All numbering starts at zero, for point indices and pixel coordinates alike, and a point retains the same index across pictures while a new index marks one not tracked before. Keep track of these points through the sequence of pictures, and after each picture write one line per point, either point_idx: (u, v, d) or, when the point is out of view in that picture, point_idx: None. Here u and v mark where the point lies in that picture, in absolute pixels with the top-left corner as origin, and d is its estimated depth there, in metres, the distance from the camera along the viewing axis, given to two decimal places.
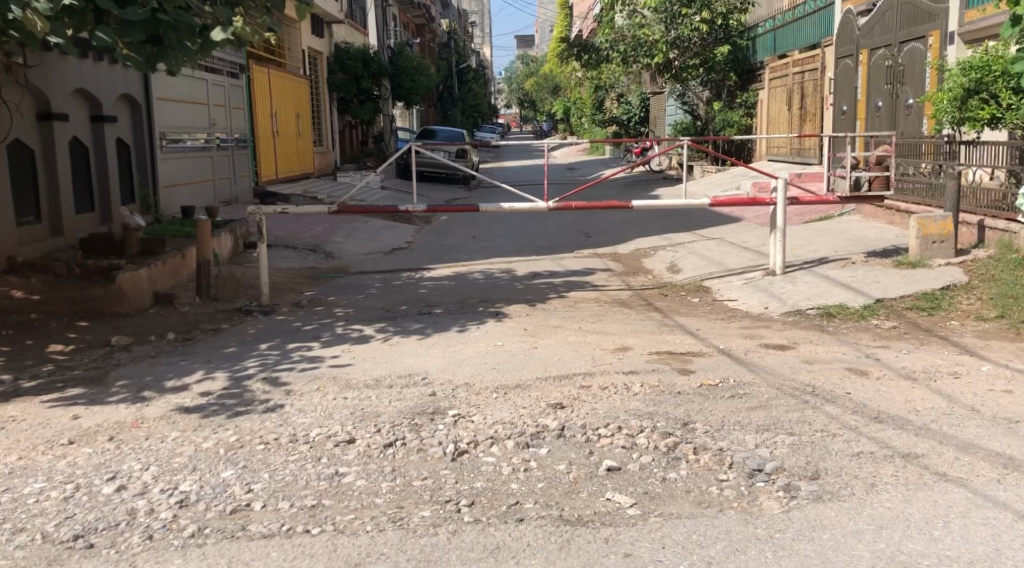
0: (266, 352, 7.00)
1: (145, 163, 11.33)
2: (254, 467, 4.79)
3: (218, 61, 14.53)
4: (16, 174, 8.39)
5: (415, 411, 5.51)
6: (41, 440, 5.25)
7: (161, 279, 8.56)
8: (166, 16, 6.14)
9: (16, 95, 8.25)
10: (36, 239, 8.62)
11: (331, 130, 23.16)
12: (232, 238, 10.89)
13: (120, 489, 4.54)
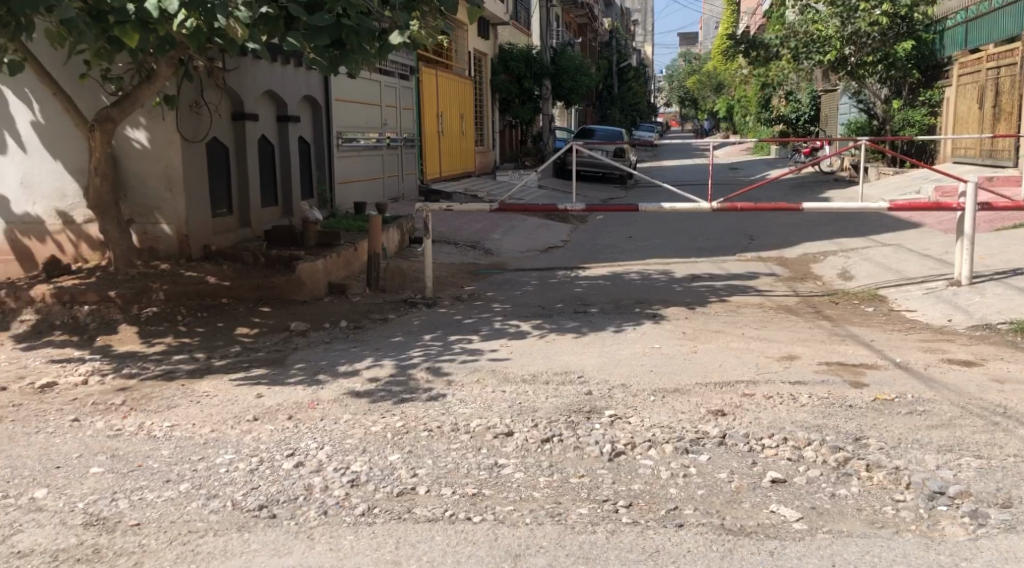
0: (429, 343, 7.25)
1: (323, 161, 11.94)
2: (419, 452, 4.99)
3: (391, 63, 15.12)
4: (213, 169, 9.05)
5: (572, 409, 5.58)
6: (230, 414, 5.68)
7: (334, 269, 9.01)
8: (349, 21, 6.39)
9: (216, 96, 8.90)
10: (228, 230, 9.26)
11: (492, 129, 23.62)
12: (399, 233, 11.31)
13: (298, 465, 4.84)
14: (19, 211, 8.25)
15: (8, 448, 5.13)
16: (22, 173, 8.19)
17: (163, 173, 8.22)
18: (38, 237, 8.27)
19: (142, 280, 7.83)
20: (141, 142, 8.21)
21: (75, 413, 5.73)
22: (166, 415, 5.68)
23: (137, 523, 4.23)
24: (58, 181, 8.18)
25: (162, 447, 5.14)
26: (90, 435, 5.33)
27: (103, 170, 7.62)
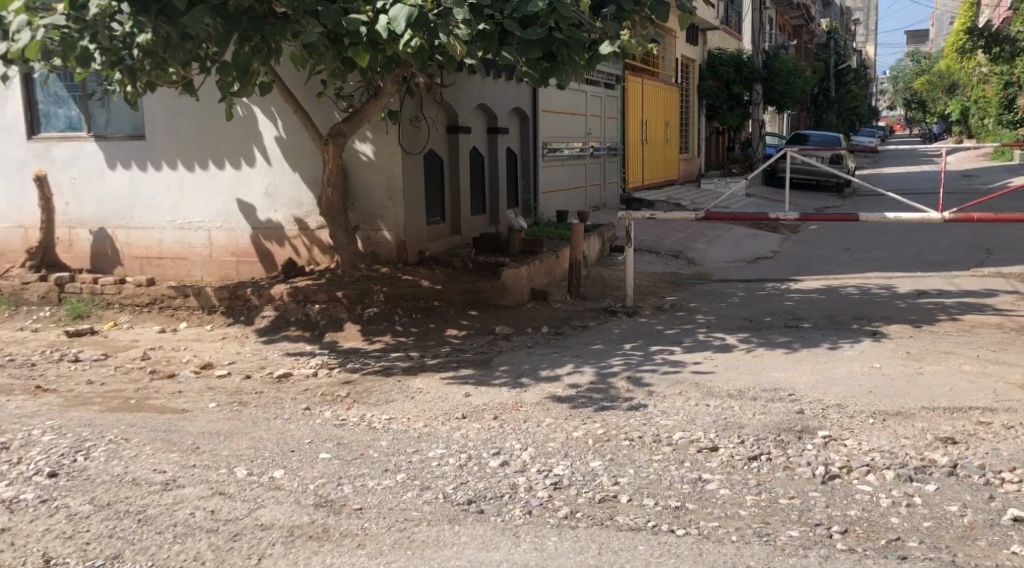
0: (631, 352, 7.23)
1: (529, 170, 12.19)
2: (621, 461, 4.99)
3: (598, 73, 15.21)
4: (429, 179, 9.47)
5: (781, 427, 5.38)
6: (441, 411, 5.93)
7: (538, 276, 9.19)
8: (561, 34, 6.46)
9: (434, 110, 9.31)
10: (441, 237, 9.66)
11: (698, 137, 23.22)
12: (600, 240, 11.35)
13: (504, 464, 4.98)
14: (262, 217, 9.01)
15: (250, 431, 5.63)
16: (266, 183, 8.94)
17: (386, 184, 8.71)
18: (277, 241, 9.00)
19: (365, 282, 8.31)
20: (367, 154, 8.73)
21: (306, 402, 6.20)
22: (384, 409, 6.02)
23: (359, 507, 4.51)
24: (296, 191, 8.86)
25: (381, 438, 5.45)
26: (318, 423, 5.75)
27: (335, 181, 8.18)
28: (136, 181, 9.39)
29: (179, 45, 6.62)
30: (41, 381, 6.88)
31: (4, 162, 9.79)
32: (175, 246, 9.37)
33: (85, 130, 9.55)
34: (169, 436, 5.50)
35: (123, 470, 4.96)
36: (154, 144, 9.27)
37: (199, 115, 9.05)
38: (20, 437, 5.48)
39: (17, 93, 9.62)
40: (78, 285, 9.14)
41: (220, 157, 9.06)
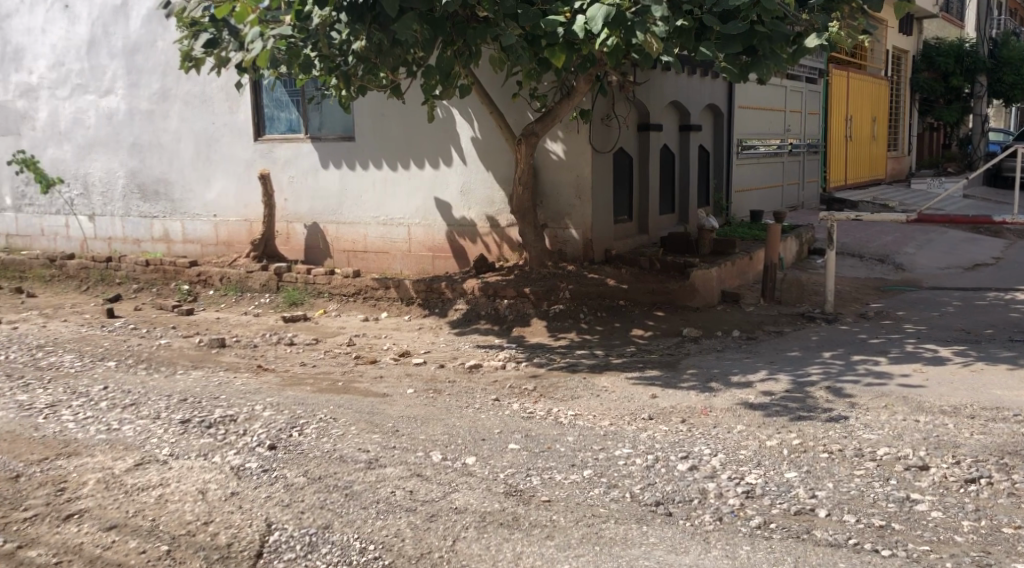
0: (830, 361, 6.90)
1: (722, 169, 11.89)
2: (819, 474, 4.77)
3: (799, 67, 14.60)
4: (619, 178, 9.44)
5: (1004, 449, 4.97)
6: (629, 411, 5.90)
7: (729, 277, 8.94)
8: (762, 27, 6.27)
9: (626, 108, 9.26)
10: (628, 235, 9.61)
11: (909, 133, 21.82)
12: (798, 242, 10.89)
13: (693, 468, 4.88)
14: (456, 214, 9.30)
15: (444, 418, 5.84)
16: (462, 182, 9.22)
17: (575, 182, 8.74)
18: (470, 238, 9.26)
19: (552, 279, 8.38)
20: (557, 153, 8.80)
21: (496, 394, 6.34)
22: (571, 404, 6.07)
23: (547, 499, 4.57)
24: (490, 189, 9.07)
25: (568, 433, 5.49)
26: (508, 415, 5.87)
27: (526, 180, 8.31)
28: (345, 179, 9.95)
29: (389, 50, 6.98)
30: (261, 361, 7.45)
31: (233, 162, 10.65)
32: (378, 240, 9.84)
33: (303, 132, 10.21)
34: (372, 418, 5.81)
35: (332, 446, 5.30)
36: (361, 144, 9.78)
37: (403, 116, 9.46)
38: (244, 411, 5.96)
39: (246, 99, 10.42)
40: (294, 275, 9.77)
41: (420, 156, 9.43)
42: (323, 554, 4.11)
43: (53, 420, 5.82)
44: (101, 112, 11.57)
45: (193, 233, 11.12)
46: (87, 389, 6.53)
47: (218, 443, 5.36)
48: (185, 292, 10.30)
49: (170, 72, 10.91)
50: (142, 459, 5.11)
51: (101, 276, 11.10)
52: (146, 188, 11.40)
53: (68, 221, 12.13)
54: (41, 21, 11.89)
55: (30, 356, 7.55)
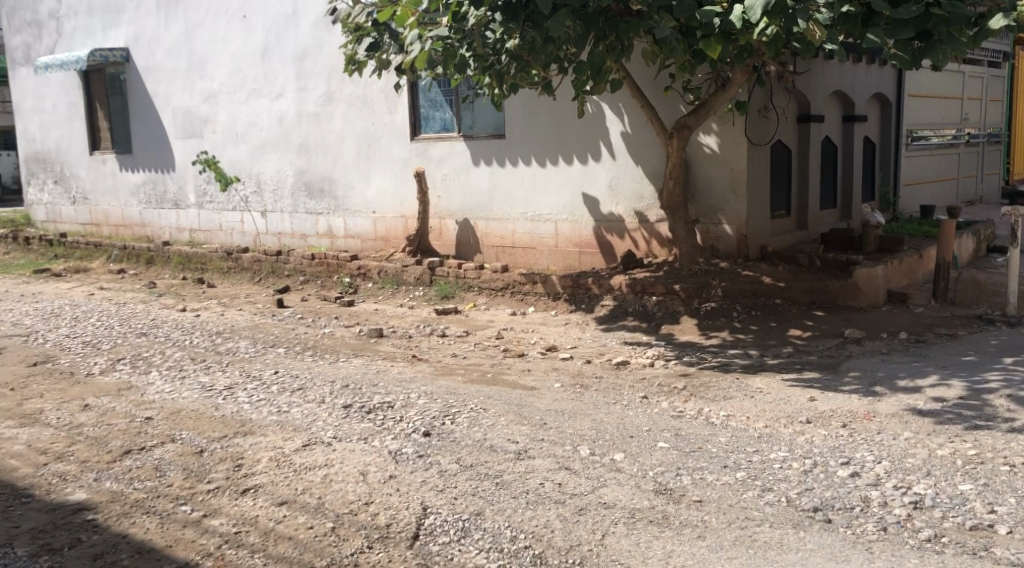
0: (1010, 367, 6.41)
1: (889, 162, 11.29)
2: (998, 488, 4.44)
3: (978, 52, 13.66)
4: (777, 172, 9.12)
5: None
6: (785, 413, 5.68)
7: (896, 277, 8.48)
8: (939, 10, 5.87)
9: (785, 99, 8.94)
10: (786, 231, 9.26)
11: None
12: (974, 239, 10.20)
13: (855, 475, 4.65)
14: (605, 210, 9.23)
15: (593, 413, 5.81)
16: (610, 177, 9.14)
17: (728, 176, 8.49)
18: (619, 234, 9.18)
19: (704, 276, 8.19)
20: (711, 147, 8.58)
21: (644, 391, 6.25)
22: (723, 405, 5.90)
23: (698, 499, 4.47)
24: (640, 184, 8.95)
25: (720, 434, 5.35)
26: (657, 413, 5.77)
27: (677, 174, 8.15)
28: (496, 175, 10.06)
29: (542, 48, 6.99)
30: (416, 351, 7.65)
31: (391, 160, 10.97)
32: (526, 236, 9.91)
33: (457, 130, 10.38)
34: (521, 410, 5.87)
35: (483, 436, 5.40)
36: (512, 141, 9.85)
37: (554, 112, 9.47)
38: (401, 398, 6.14)
39: (404, 99, 10.69)
40: (446, 269, 9.98)
41: (570, 152, 9.42)
42: (476, 539, 4.22)
43: (231, 400, 6.18)
44: (273, 114, 12.20)
45: (354, 229, 11.57)
46: (260, 373, 6.91)
47: (378, 428, 5.56)
48: (346, 285, 10.71)
49: (335, 76, 11.33)
50: (309, 440, 5.35)
51: (271, 268, 11.71)
52: (312, 187, 11.95)
53: (243, 217, 12.89)
54: (222, 30, 12.63)
55: (209, 341, 8.05)
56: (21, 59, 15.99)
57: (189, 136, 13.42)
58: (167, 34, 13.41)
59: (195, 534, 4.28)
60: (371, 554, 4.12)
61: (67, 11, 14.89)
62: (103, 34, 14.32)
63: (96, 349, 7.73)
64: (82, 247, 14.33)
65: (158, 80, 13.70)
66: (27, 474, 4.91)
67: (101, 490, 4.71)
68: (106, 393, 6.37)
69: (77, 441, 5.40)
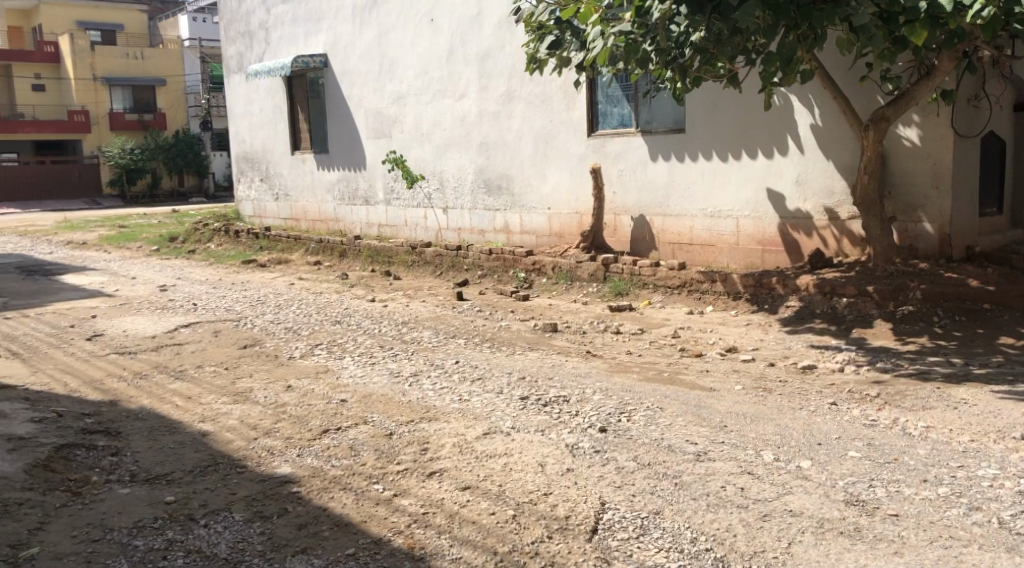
0: None
1: None
2: None
3: None
4: (988, 165, 8.48)
5: None
6: (994, 428, 5.24)
7: None
8: None
9: (998, 87, 8.31)
10: (997, 230, 8.59)
11: None
12: None
13: None
14: (792, 207, 8.88)
15: (776, 417, 5.59)
16: (798, 172, 8.78)
17: (931, 171, 7.94)
18: (806, 231, 8.80)
19: (900, 278, 7.71)
20: (911, 139, 8.04)
21: (833, 398, 5.95)
22: (922, 415, 5.53)
23: (895, 513, 4.21)
24: (831, 179, 8.54)
25: (918, 445, 5.01)
26: (848, 420, 5.48)
27: (872, 169, 7.72)
28: (674, 171, 9.87)
29: (729, 40, 6.80)
30: (590, 347, 7.63)
31: (569, 157, 10.98)
32: (705, 233, 9.68)
33: (634, 126, 10.26)
34: (699, 412, 5.72)
35: (660, 436, 5.31)
36: (692, 136, 9.63)
37: (738, 106, 9.18)
38: (576, 393, 6.14)
39: (582, 96, 10.68)
40: (620, 266, 9.90)
41: (754, 147, 9.12)
42: (655, 538, 4.15)
43: (416, 386, 6.39)
44: (456, 114, 12.52)
45: (530, 224, 11.69)
46: (442, 362, 7.10)
47: (555, 421, 5.58)
48: (521, 280, 10.84)
49: (516, 75, 11.46)
50: (489, 429, 5.45)
51: (451, 262, 12.02)
52: (490, 183, 12.17)
53: (426, 213, 13.32)
54: (411, 34, 13.08)
55: (396, 330, 8.36)
56: (236, 67, 17.26)
57: (379, 136, 14.01)
58: (362, 40, 14.03)
59: (387, 512, 4.44)
60: (550, 544, 4.14)
61: (274, 21, 15.90)
62: (305, 41, 15.18)
63: (296, 334, 8.22)
64: (282, 240, 15.24)
65: (352, 84, 14.39)
66: (241, 447, 5.26)
67: (303, 465, 4.98)
68: (306, 375, 6.75)
69: (282, 418, 5.74)
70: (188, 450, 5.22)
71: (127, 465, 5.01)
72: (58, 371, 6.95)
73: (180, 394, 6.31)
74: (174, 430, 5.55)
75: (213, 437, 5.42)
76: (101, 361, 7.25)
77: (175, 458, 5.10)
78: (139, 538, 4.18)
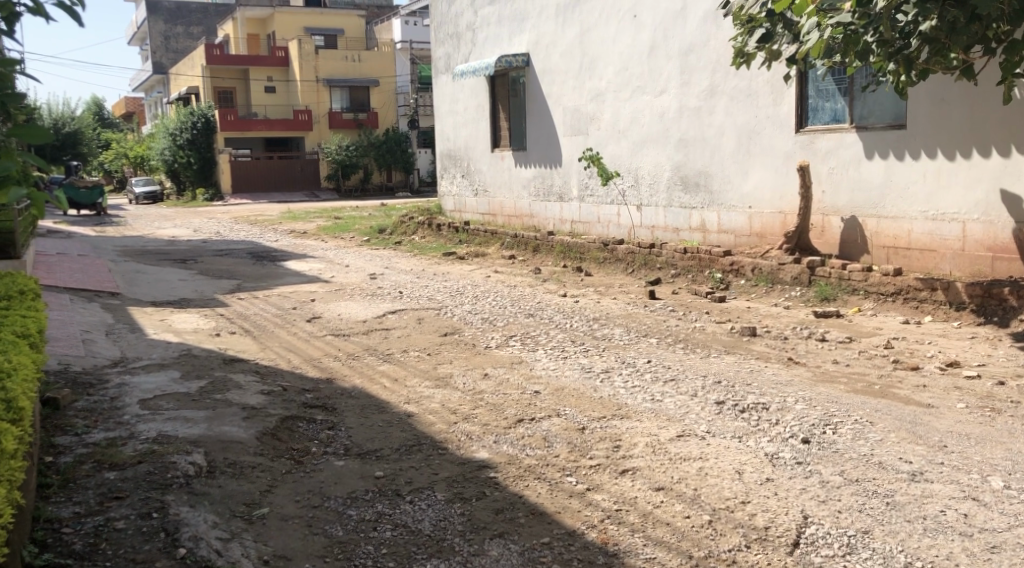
0: None
1: None
2: None
3: None
4: None
5: None
6: None
7: None
8: None
9: None
10: None
11: None
12: None
13: None
14: None
15: (1006, 440, 5.11)
16: None
17: None
18: None
19: None
20: None
21: None
22: None
23: None
24: None
25: None
26: None
27: None
28: (892, 170, 9.25)
29: (966, 28, 6.23)
30: (792, 354, 7.29)
31: (774, 154, 10.55)
32: (925, 237, 9.02)
33: (848, 121, 9.71)
34: (915, 429, 5.33)
35: (869, 451, 5.00)
36: (915, 132, 8.99)
37: (972, 99, 8.48)
38: (777, 401, 5.88)
39: (791, 91, 10.24)
40: (827, 269, 9.41)
41: (987, 144, 8.40)
42: (864, 558, 3.91)
43: (608, 383, 6.36)
44: (655, 110, 12.35)
45: (729, 224, 11.35)
46: (634, 360, 7.03)
47: (753, 428, 5.37)
48: (717, 281, 10.57)
49: (720, 69, 11.15)
50: (683, 431, 5.33)
51: (644, 260, 11.89)
52: (688, 181, 11.93)
53: (621, 210, 13.26)
54: (613, 30, 13.04)
55: (589, 326, 8.35)
56: (444, 67, 17.90)
57: (577, 133, 14.07)
58: (564, 38, 14.14)
59: (580, 505, 4.43)
60: (748, 553, 3.99)
61: (480, 22, 16.34)
62: (509, 40, 15.51)
63: (492, 325, 8.40)
64: (481, 234, 15.65)
65: (553, 82, 14.53)
66: (442, 430, 5.43)
67: (500, 452, 5.07)
68: (501, 365, 6.88)
69: (479, 405, 5.88)
70: (395, 430, 5.44)
71: (342, 440, 5.29)
72: (281, 349, 7.45)
73: (387, 376, 6.60)
74: (382, 410, 5.81)
75: (416, 419, 5.63)
76: (317, 342, 7.71)
77: (384, 436, 5.33)
78: (353, 508, 4.40)
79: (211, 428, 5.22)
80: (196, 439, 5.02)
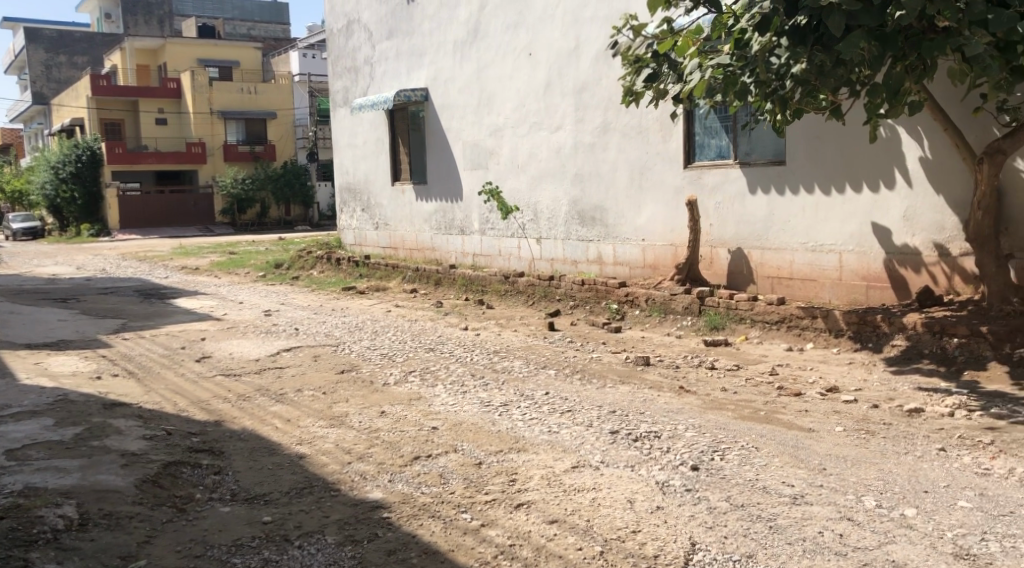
0: None
1: None
2: None
3: None
4: None
5: None
6: None
7: None
8: None
9: None
10: None
11: None
12: None
13: None
14: (898, 242, 8.58)
15: (879, 461, 5.37)
16: (906, 207, 8.49)
17: None
18: (914, 267, 8.48)
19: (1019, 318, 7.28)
20: None
21: (942, 443, 5.67)
22: None
23: None
24: (939, 214, 8.25)
25: None
26: (957, 468, 5.22)
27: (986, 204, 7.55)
28: (774, 204, 9.66)
29: (832, 72, 6.59)
30: (684, 382, 7.48)
31: (664, 188, 10.86)
32: (806, 267, 9.42)
33: (732, 157, 10.10)
34: (797, 453, 5.53)
35: (754, 476, 5.15)
36: (793, 169, 9.42)
37: (843, 138, 8.94)
38: (668, 429, 6.03)
39: (679, 128, 10.58)
40: (716, 299, 9.68)
41: (859, 181, 8.86)
42: None
43: (506, 417, 6.38)
44: (551, 146, 12.58)
45: (623, 256, 11.60)
46: (532, 393, 7.08)
47: (645, 457, 5.48)
48: (613, 312, 10.77)
49: (612, 107, 11.45)
50: (578, 462, 5.40)
51: (543, 292, 12.03)
52: (584, 215, 12.17)
53: (520, 243, 13.40)
54: (509, 67, 13.25)
55: (489, 359, 8.39)
56: (342, 101, 17.82)
57: (476, 167, 14.20)
58: (461, 74, 14.29)
59: (474, 541, 4.43)
60: None
61: (378, 56, 16.37)
62: (407, 75, 15.58)
63: (391, 361, 8.34)
64: (381, 268, 15.54)
65: (451, 117, 14.64)
66: (335, 470, 5.35)
67: (394, 491, 5.02)
68: (399, 402, 6.83)
69: (375, 443, 5.82)
70: (286, 472, 5.32)
71: (229, 485, 5.16)
72: (168, 391, 7.22)
73: (281, 416, 6.46)
74: (274, 452, 5.69)
75: (309, 460, 5.53)
76: (208, 382, 7.50)
77: (274, 479, 5.21)
78: (237, 556, 4.28)
79: (85, 477, 5.00)
80: (68, 490, 4.81)
